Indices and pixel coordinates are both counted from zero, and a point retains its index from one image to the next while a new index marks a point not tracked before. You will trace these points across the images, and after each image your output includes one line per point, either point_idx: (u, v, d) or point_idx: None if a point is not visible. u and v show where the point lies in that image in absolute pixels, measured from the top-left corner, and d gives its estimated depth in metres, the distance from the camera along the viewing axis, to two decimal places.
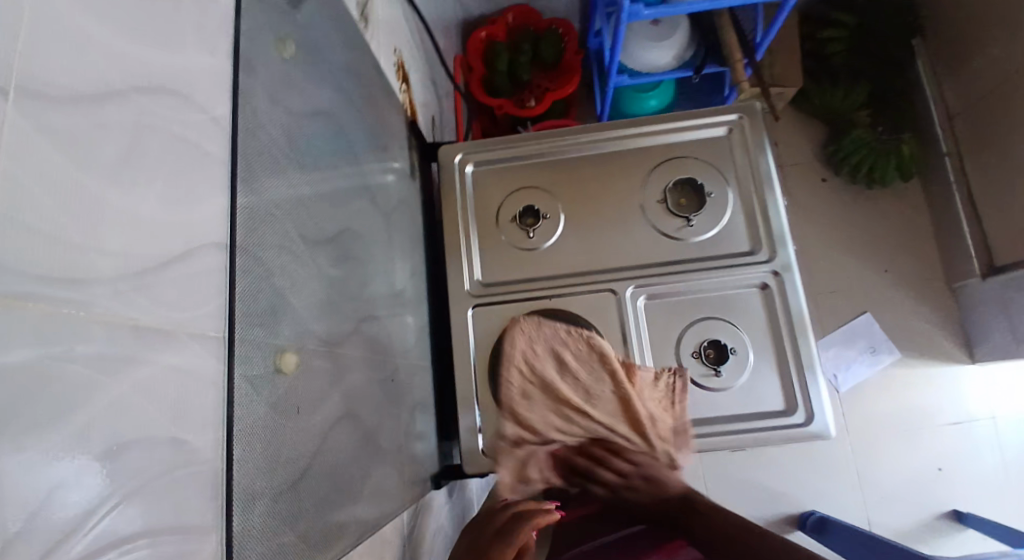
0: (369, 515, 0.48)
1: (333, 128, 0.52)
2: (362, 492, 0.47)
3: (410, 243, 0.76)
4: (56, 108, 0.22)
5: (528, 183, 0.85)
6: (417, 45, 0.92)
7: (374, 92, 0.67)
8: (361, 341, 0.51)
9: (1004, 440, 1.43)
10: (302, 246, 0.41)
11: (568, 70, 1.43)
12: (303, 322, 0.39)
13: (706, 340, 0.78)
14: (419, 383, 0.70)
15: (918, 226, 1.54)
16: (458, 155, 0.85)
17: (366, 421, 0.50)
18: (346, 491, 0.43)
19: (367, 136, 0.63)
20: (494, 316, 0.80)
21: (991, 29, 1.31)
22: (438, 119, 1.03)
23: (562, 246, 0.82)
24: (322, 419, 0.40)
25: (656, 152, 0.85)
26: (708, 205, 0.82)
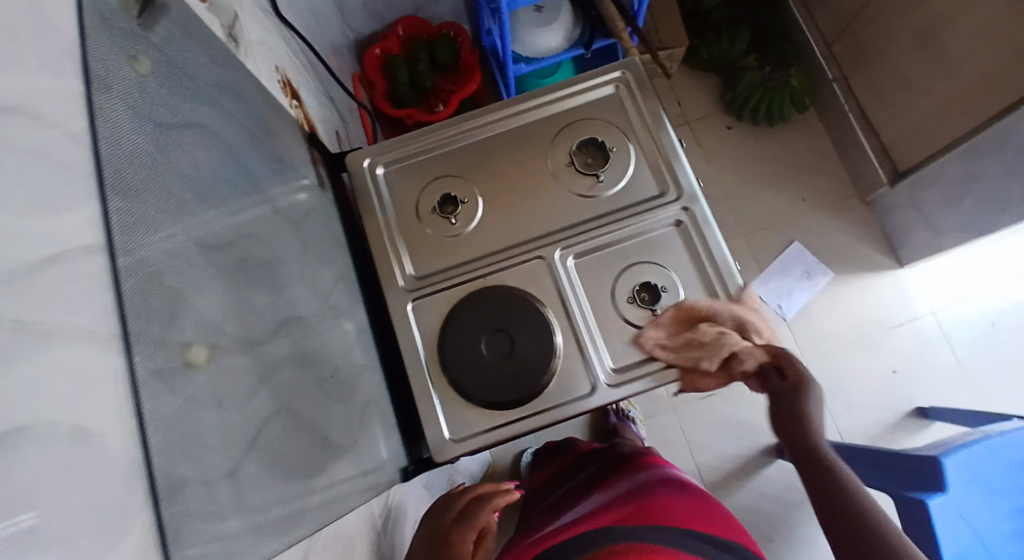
0: (328, 507, 0.48)
1: (219, 143, 0.52)
2: (315, 485, 0.47)
3: (333, 253, 0.76)
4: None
5: (441, 173, 0.87)
6: (304, 65, 0.93)
7: (262, 110, 0.68)
8: (290, 343, 0.52)
9: (947, 330, 1.52)
10: (200, 251, 0.42)
11: (468, 69, 1.46)
12: (213, 321, 0.40)
13: (639, 284, 0.81)
14: (369, 384, 0.71)
15: (824, 151, 1.64)
16: (366, 161, 0.86)
17: (309, 416, 0.50)
18: (295, 482, 0.44)
19: (263, 151, 0.64)
20: (434, 306, 0.81)
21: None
22: (343, 135, 1.04)
23: (485, 226, 0.84)
24: (253, 413, 0.41)
25: (555, 120, 0.88)
26: (613, 159, 0.85)
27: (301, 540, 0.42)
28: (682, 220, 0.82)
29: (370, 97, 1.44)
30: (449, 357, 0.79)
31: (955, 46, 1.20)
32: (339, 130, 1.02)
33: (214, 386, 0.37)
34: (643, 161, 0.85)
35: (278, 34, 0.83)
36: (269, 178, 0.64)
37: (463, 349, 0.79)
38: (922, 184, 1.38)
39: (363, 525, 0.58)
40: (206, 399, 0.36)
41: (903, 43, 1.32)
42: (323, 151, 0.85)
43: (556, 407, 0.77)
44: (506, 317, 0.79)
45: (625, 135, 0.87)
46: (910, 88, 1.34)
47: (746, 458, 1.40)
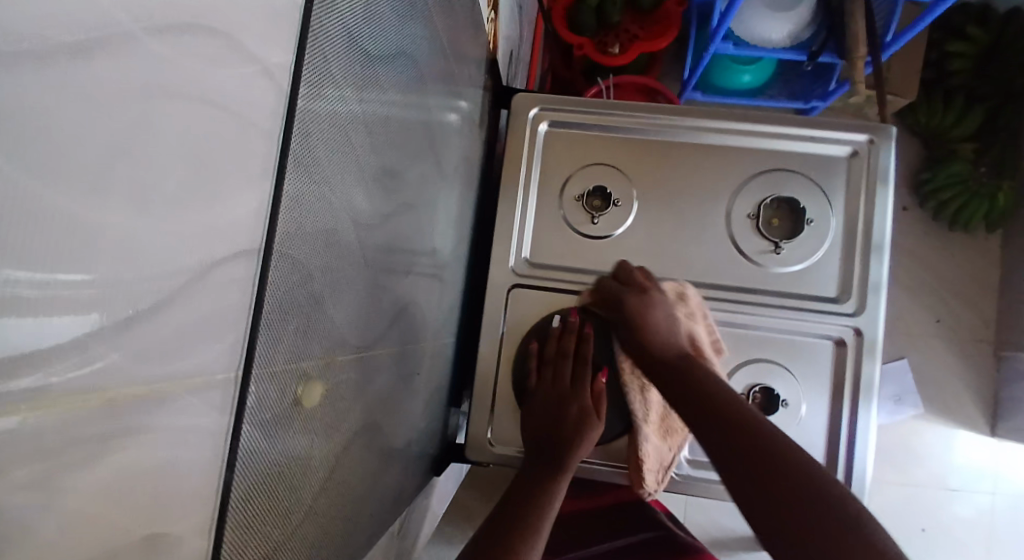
0: (366, 532, 0.42)
1: (411, 68, 0.41)
2: (365, 507, 0.41)
3: (460, 202, 0.66)
4: (5, 69, 0.13)
5: (606, 159, 0.74)
6: None
7: (460, 21, 0.55)
8: (395, 335, 0.43)
9: (996, 515, 1.35)
10: (352, 235, 0.32)
11: (665, 20, 1.27)
12: (338, 333, 0.31)
13: (758, 384, 0.70)
14: (441, 360, 0.63)
15: (985, 280, 1.43)
16: (533, 108, 0.74)
17: (383, 426, 0.43)
18: (346, 515, 0.37)
19: (443, 73, 0.52)
20: (534, 300, 0.72)
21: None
22: (516, 53, 0.90)
23: (626, 240, 0.73)
24: (336, 445, 0.33)
25: (758, 157, 0.73)
26: (803, 234, 0.71)
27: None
28: (844, 340, 0.70)
29: (549, 8, 1.28)
30: (525, 363, 0.70)
31: None
32: (514, 48, 0.88)
33: (313, 424, 0.29)
34: (834, 252, 0.71)
35: None
36: (437, 108, 0.53)
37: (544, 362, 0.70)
38: None
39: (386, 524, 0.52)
40: (299, 446, 0.28)
41: None
42: (495, 76, 0.72)
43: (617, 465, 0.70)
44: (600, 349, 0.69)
45: (828, 212, 0.72)
46: None
47: None
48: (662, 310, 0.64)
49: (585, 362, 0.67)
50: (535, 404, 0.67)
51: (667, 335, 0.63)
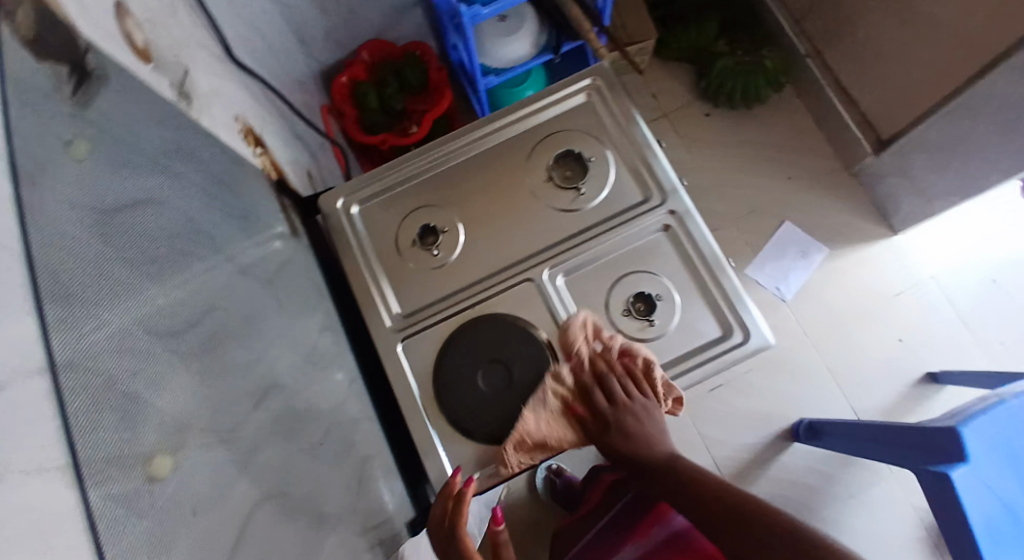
0: None
1: (175, 213, 0.50)
2: None
3: (313, 302, 0.74)
4: None
5: (417, 204, 0.85)
6: (268, 109, 0.90)
7: (229, 167, 0.65)
8: (268, 417, 0.50)
9: (951, 293, 1.50)
10: (157, 344, 0.40)
11: (437, 88, 1.46)
12: (171, 419, 0.38)
13: (631, 295, 0.79)
14: (363, 435, 0.68)
15: (803, 125, 1.63)
16: (339, 200, 0.85)
17: (291, 497, 0.49)
18: None
19: (233, 210, 0.62)
20: (425, 343, 0.79)
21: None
22: (315, 172, 1.02)
23: (469, 254, 0.83)
24: (224, 515, 0.40)
25: (527, 139, 0.87)
26: (593, 171, 0.84)
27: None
28: (669, 227, 0.81)
29: (341, 127, 1.44)
30: (444, 396, 0.75)
31: (925, 6, 1.21)
32: (310, 168, 0.99)
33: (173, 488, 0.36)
34: (622, 170, 0.84)
35: (235, 78, 0.80)
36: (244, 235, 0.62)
37: (458, 384, 0.76)
38: (909, 150, 1.38)
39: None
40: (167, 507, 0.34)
41: (870, 18, 1.34)
42: (292, 195, 0.82)
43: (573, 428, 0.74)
44: (463, 356, 0.77)
45: (601, 144, 0.85)
46: (886, 53, 1.34)
47: (762, 443, 1.43)
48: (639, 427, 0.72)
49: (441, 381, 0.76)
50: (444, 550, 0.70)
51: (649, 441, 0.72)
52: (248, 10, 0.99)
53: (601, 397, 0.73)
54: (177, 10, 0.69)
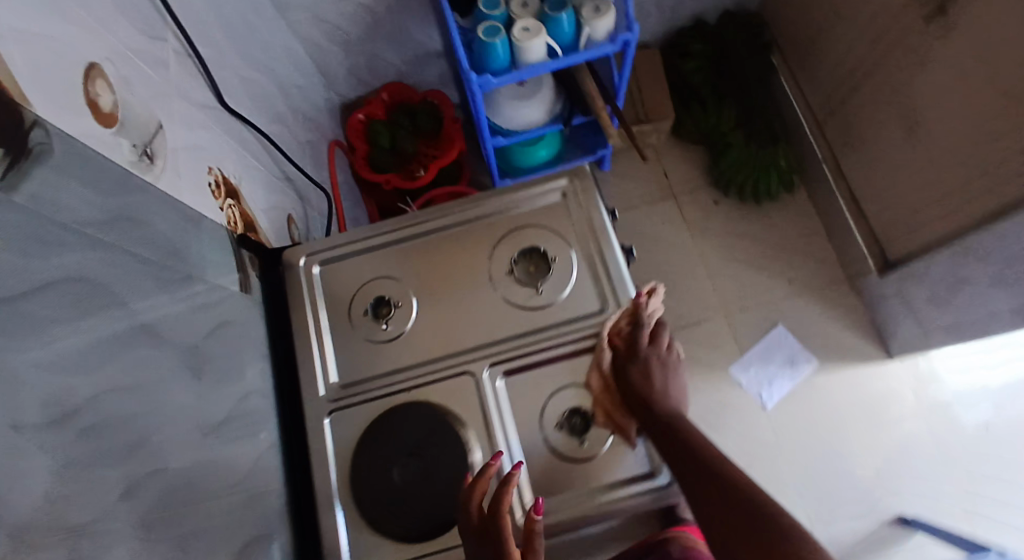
0: None
1: (95, 288, 0.50)
2: None
3: (247, 362, 0.74)
4: None
5: (376, 274, 0.86)
6: (255, 155, 0.92)
7: (183, 224, 0.66)
8: (141, 507, 0.50)
9: (939, 432, 1.43)
10: (29, 440, 0.40)
11: (449, 136, 1.48)
12: (29, 518, 0.38)
13: (569, 410, 0.77)
14: (260, 512, 0.68)
15: (812, 229, 1.60)
16: (300, 258, 0.86)
17: None
18: None
19: (176, 273, 0.63)
20: (354, 417, 0.79)
21: (836, 29, 1.37)
22: (297, 216, 1.03)
23: (417, 332, 0.83)
24: None
25: (496, 226, 0.87)
26: (554, 271, 0.84)
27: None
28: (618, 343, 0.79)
29: (348, 161, 1.46)
30: (359, 478, 0.76)
31: (939, 134, 1.17)
32: (291, 212, 1.01)
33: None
34: (582, 276, 0.84)
35: (220, 127, 0.83)
36: (180, 299, 0.63)
37: (376, 469, 0.76)
38: (912, 277, 1.33)
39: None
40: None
41: (885, 136, 1.31)
42: (258, 246, 0.83)
43: None
44: (387, 443, 0.77)
45: (566, 245, 0.85)
46: (900, 175, 1.31)
47: None
48: (659, 379, 0.78)
49: (358, 460, 0.77)
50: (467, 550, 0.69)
51: (665, 394, 0.78)
52: (257, 51, 1.02)
53: (637, 341, 0.80)
54: (168, 65, 0.71)
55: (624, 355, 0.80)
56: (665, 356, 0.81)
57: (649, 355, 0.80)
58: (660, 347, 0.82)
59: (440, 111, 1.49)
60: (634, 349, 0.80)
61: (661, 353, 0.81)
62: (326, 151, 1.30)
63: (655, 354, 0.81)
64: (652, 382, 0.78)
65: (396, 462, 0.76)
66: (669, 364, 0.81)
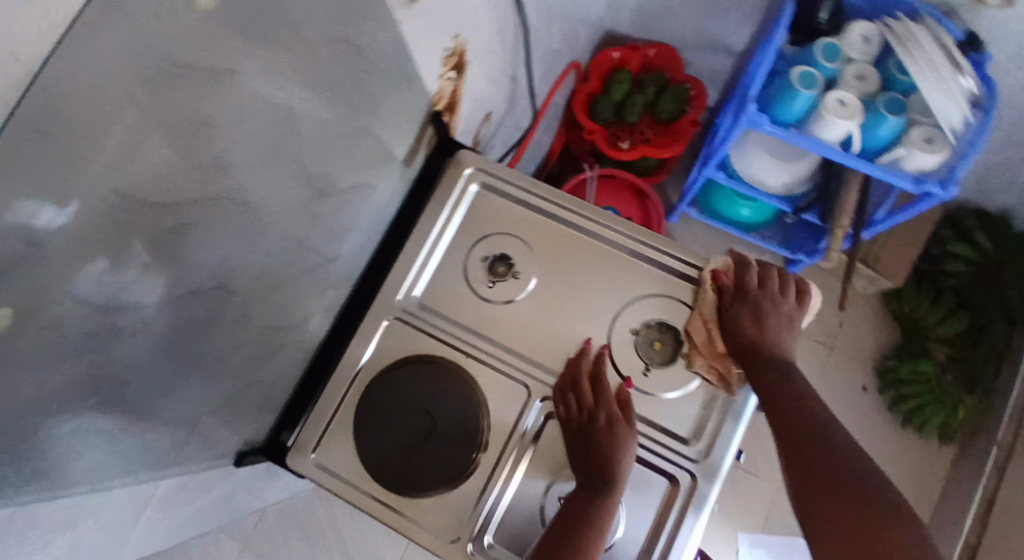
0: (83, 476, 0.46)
1: (275, 93, 0.48)
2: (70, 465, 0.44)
3: (359, 225, 0.72)
4: None
5: (522, 233, 0.79)
6: (503, 42, 0.86)
7: (395, 74, 0.62)
8: (183, 311, 0.49)
9: None
10: (115, 204, 0.38)
11: (675, 133, 1.35)
12: (67, 275, 0.37)
13: None
14: (280, 357, 0.68)
15: (930, 488, 1.36)
16: (469, 167, 0.80)
17: (138, 390, 0.47)
18: (33, 458, 0.40)
19: (355, 121, 0.59)
20: (406, 339, 0.76)
21: None
22: (495, 118, 0.98)
23: (513, 313, 0.77)
24: (36, 380, 0.38)
25: (658, 282, 0.77)
26: (676, 369, 0.74)
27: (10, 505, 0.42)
28: (683, 491, 0.69)
29: (573, 88, 1.38)
30: (371, 397, 0.73)
31: None
32: (492, 111, 0.96)
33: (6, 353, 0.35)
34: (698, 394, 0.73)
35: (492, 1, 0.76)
36: (344, 142, 0.60)
37: (387, 400, 0.73)
38: None
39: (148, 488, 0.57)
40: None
41: None
42: (442, 130, 0.79)
43: (427, 532, 0.70)
44: (413, 386, 0.73)
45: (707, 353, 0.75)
46: None
47: None
48: (773, 318, 0.73)
49: (381, 380, 0.74)
50: (590, 466, 0.66)
51: (778, 333, 0.73)
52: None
53: (747, 276, 0.76)
54: None
55: (732, 287, 0.76)
56: (782, 290, 0.77)
57: (760, 292, 0.76)
58: (777, 282, 0.77)
59: (688, 104, 1.35)
60: (741, 287, 0.76)
61: (778, 289, 0.77)
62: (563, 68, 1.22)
63: (767, 288, 0.76)
64: (763, 322, 0.73)
65: (407, 409, 0.72)
66: (787, 298, 0.76)
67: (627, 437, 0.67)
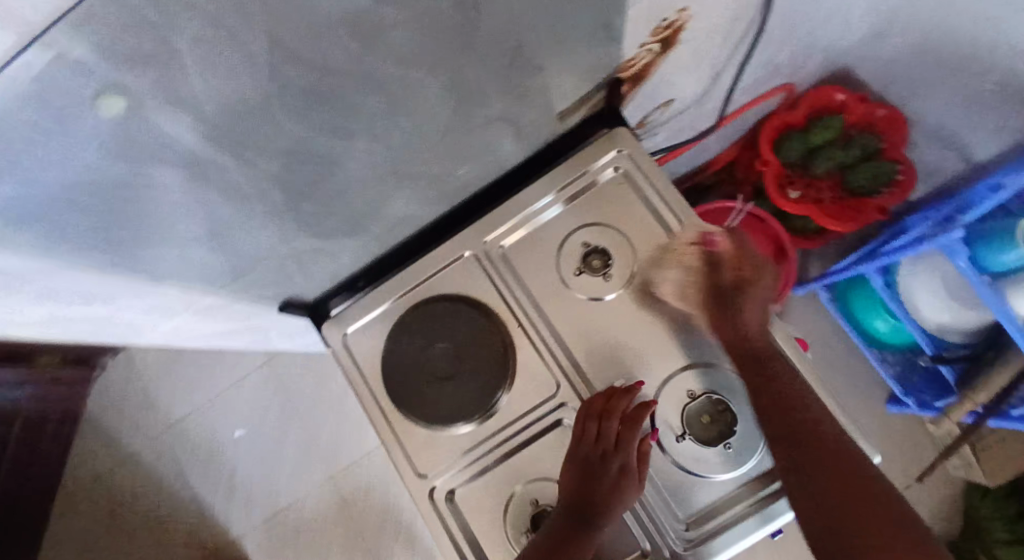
0: (147, 253, 0.50)
1: (472, 14, 0.45)
2: (140, 240, 0.47)
3: (485, 156, 0.70)
4: None
5: (632, 237, 0.75)
6: (724, 39, 0.77)
7: (593, 35, 0.58)
8: (292, 168, 0.50)
9: None
10: (268, 55, 0.37)
11: (854, 209, 1.25)
12: (195, 94, 0.36)
13: (547, 505, 0.71)
14: (358, 238, 0.70)
15: None
16: (619, 148, 0.76)
17: (222, 209, 0.50)
18: (111, 224, 0.43)
19: (529, 63, 0.56)
20: (472, 277, 0.78)
21: None
22: (674, 107, 0.91)
23: (583, 308, 0.74)
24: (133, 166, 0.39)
25: None
26: (709, 452, 0.69)
27: (112, 266, 0.48)
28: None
29: (774, 109, 1.27)
30: (419, 314, 0.77)
31: None
32: (675, 100, 0.88)
33: (162, 148, 0.39)
34: (719, 489, 0.68)
35: None
36: (510, 79, 0.57)
37: (431, 325, 0.76)
38: None
39: (204, 302, 0.63)
40: (147, 152, 0.39)
41: None
42: (614, 99, 0.75)
43: (405, 450, 0.75)
44: (457, 325, 0.75)
45: (751, 454, 0.69)
46: None
47: None
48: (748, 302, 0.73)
49: (434, 306, 0.77)
50: (579, 498, 0.66)
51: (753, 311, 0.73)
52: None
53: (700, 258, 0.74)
54: None
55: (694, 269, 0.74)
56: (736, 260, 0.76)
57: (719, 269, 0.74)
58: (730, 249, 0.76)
59: (886, 185, 1.23)
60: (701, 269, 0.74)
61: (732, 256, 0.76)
62: (770, 88, 1.11)
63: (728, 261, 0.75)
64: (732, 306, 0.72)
65: (444, 341, 0.75)
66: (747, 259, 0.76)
67: (628, 495, 0.66)
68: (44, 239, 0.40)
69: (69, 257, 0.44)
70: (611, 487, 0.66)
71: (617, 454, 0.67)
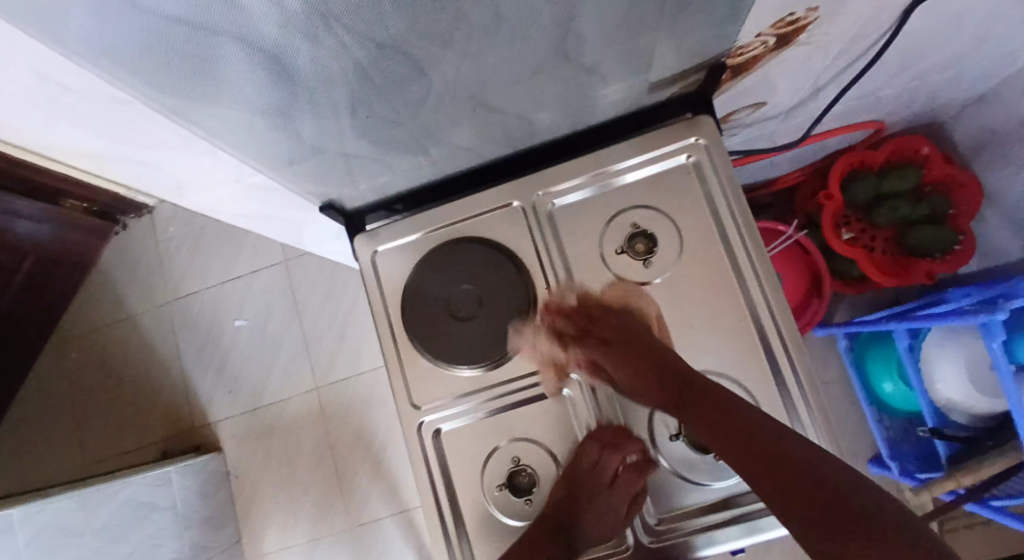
0: (218, 115, 0.50)
1: None
2: (215, 99, 0.47)
3: (562, 110, 0.68)
4: None
5: (684, 232, 0.73)
6: (839, 52, 0.73)
7: (712, 12, 0.54)
8: (376, 67, 0.49)
9: None
10: None
11: (904, 268, 1.20)
12: None
13: (528, 468, 0.73)
14: (415, 158, 0.69)
15: None
16: (697, 138, 0.73)
17: (298, 92, 0.49)
18: (192, 71, 0.43)
19: (642, 19, 0.53)
20: (514, 228, 0.77)
21: None
22: (762, 112, 0.87)
23: (616, 289, 0.74)
24: (229, 18, 0.38)
25: (758, 377, 0.70)
26: (695, 458, 0.70)
27: (177, 123, 0.49)
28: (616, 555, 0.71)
29: (854, 144, 1.22)
30: (452, 251, 0.76)
31: None
32: (767, 104, 0.84)
33: (260, 13, 0.39)
34: (695, 497, 0.70)
35: (870, 8, 0.63)
36: (614, 35, 0.54)
37: (461, 266, 0.76)
38: None
39: (257, 184, 0.63)
40: (244, 13, 0.38)
41: None
42: (708, 85, 0.71)
43: (405, 377, 0.76)
44: (487, 271, 0.75)
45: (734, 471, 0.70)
46: None
47: None
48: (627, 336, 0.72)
49: (470, 248, 0.76)
50: (571, 516, 0.71)
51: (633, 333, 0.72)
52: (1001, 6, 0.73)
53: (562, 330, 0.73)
54: None
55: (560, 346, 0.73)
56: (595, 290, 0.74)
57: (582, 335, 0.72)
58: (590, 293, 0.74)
59: (944, 252, 1.19)
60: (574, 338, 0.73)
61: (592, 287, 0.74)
62: (860, 121, 1.06)
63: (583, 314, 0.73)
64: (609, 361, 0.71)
65: (470, 284, 0.75)
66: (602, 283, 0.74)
67: (616, 524, 0.71)
68: (121, 69, 0.41)
69: (144, 92, 0.44)
70: (600, 513, 0.71)
71: (613, 487, 0.70)
